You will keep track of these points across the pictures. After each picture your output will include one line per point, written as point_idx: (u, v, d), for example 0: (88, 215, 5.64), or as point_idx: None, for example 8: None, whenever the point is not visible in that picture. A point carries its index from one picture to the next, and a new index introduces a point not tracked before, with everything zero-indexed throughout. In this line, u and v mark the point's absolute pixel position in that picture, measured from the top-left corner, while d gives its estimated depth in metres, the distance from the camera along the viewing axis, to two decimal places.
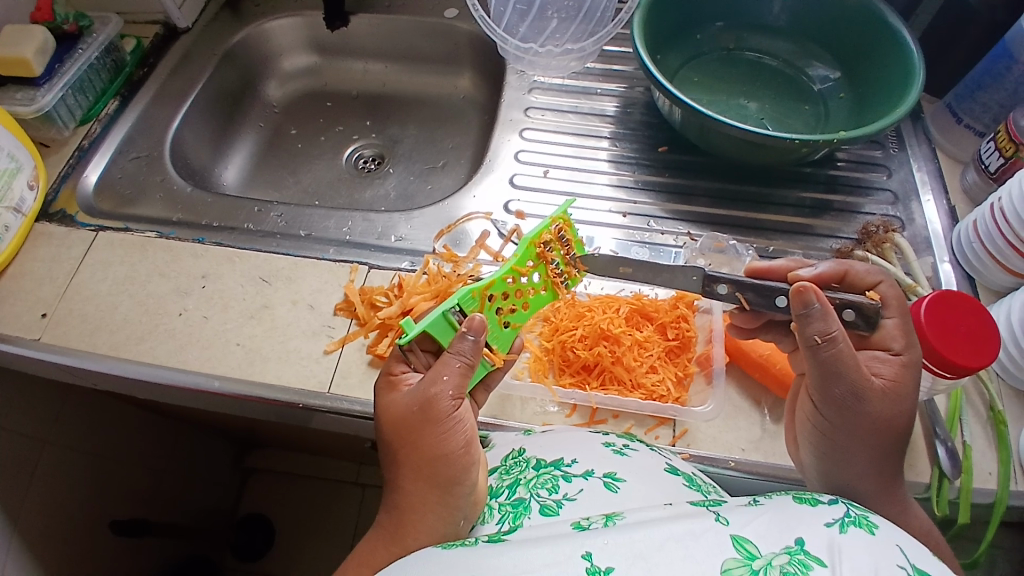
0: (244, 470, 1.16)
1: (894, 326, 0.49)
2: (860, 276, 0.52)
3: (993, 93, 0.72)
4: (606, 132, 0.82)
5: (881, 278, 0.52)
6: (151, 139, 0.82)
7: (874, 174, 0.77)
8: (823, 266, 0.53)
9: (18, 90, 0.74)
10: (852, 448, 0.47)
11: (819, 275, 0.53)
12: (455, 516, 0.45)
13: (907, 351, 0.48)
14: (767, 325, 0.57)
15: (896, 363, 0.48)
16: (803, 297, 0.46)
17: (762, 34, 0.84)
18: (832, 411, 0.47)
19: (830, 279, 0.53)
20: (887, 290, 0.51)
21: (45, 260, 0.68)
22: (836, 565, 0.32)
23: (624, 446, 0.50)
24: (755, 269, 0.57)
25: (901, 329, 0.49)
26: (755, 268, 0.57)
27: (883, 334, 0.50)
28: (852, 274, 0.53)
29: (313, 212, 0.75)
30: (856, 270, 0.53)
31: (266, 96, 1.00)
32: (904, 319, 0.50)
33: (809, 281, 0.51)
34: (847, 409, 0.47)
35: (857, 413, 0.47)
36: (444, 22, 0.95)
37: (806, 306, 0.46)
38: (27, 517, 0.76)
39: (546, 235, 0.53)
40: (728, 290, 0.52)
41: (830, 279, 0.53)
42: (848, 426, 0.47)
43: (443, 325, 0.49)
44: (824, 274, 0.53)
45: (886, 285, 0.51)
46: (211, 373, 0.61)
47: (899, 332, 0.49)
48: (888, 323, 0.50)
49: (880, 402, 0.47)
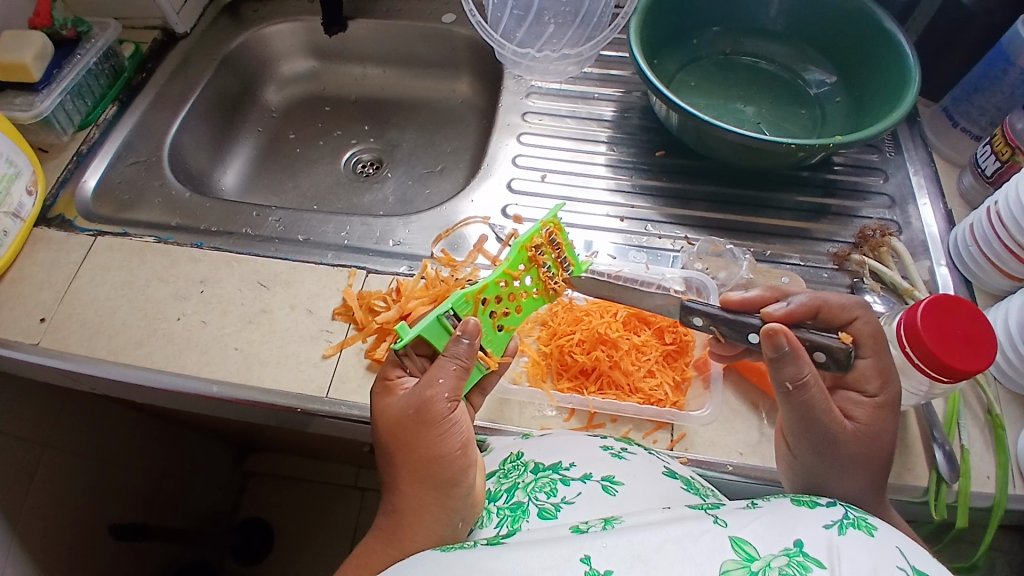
0: (243, 474, 1.16)
1: (869, 367, 0.49)
2: (831, 314, 0.51)
3: (990, 96, 0.73)
4: (604, 136, 0.82)
5: (856, 315, 0.51)
6: (151, 143, 0.82)
7: (871, 178, 0.77)
8: (796, 303, 0.52)
9: (17, 95, 0.74)
10: (831, 480, 0.47)
11: (790, 312, 0.51)
12: (452, 518, 0.44)
13: (881, 394, 0.49)
14: (747, 351, 0.57)
15: (869, 406, 0.48)
16: (773, 339, 0.45)
17: (759, 38, 0.84)
18: (807, 454, 0.47)
19: (801, 316, 0.51)
20: (861, 327, 0.50)
21: (44, 265, 0.69)
22: (835, 567, 0.32)
23: (623, 449, 0.50)
24: (728, 302, 0.55)
25: (877, 368, 0.49)
26: (728, 301, 0.55)
27: (858, 374, 0.50)
28: (823, 312, 0.52)
29: (311, 217, 0.75)
30: (827, 307, 0.51)
31: (265, 101, 1.00)
32: (880, 358, 0.49)
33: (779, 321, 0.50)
34: (823, 451, 0.47)
35: (832, 456, 0.46)
36: (442, 27, 0.95)
37: (778, 348, 0.45)
38: (25, 522, 0.76)
39: (537, 239, 0.54)
40: (704, 321, 0.53)
41: (804, 316, 0.51)
42: (823, 465, 0.47)
43: (437, 328, 0.49)
44: (797, 310, 0.51)
45: (862, 322, 0.51)
46: (209, 378, 0.61)
47: (873, 372, 0.49)
48: (864, 362, 0.50)
49: (856, 443, 0.47)
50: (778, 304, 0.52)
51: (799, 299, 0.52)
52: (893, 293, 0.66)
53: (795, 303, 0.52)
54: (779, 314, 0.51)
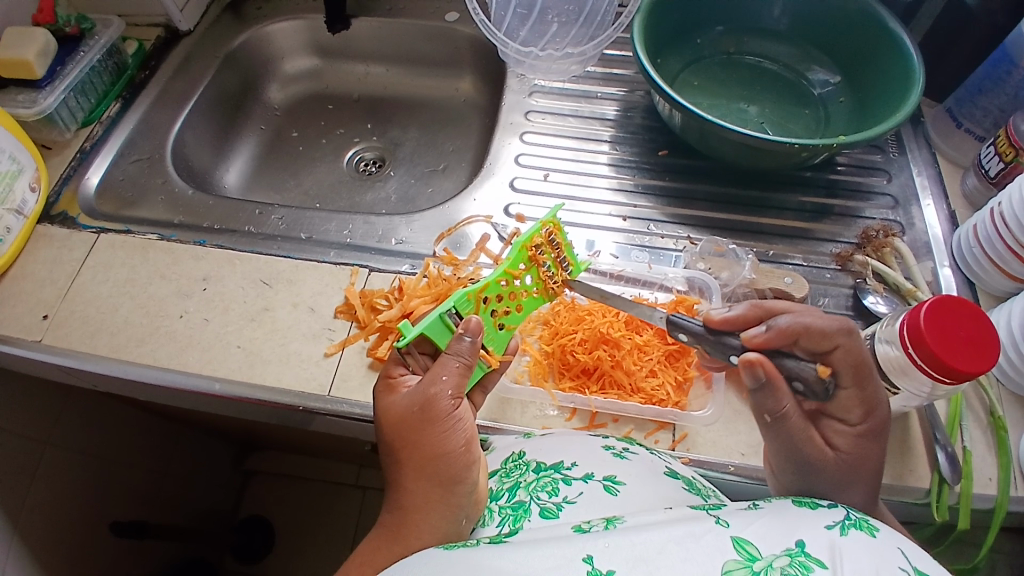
0: (244, 471, 1.16)
1: (852, 398, 0.48)
2: (811, 342, 0.48)
3: (994, 97, 0.72)
4: (606, 135, 0.82)
5: (837, 344, 0.47)
6: (154, 141, 0.82)
7: (875, 178, 0.77)
8: (776, 328, 0.48)
9: (21, 91, 0.74)
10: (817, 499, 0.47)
11: (766, 340, 0.48)
12: (457, 516, 0.45)
13: (863, 422, 0.48)
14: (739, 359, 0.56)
15: (852, 434, 0.48)
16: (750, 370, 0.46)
17: (763, 38, 0.84)
18: (788, 476, 0.48)
19: (780, 343, 0.48)
20: (841, 358, 0.47)
21: (47, 262, 0.69)
22: (837, 567, 0.32)
23: (624, 449, 0.50)
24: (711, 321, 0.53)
25: (857, 399, 0.48)
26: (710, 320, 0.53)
27: (839, 403, 0.49)
28: (804, 340, 0.48)
29: (314, 215, 0.75)
30: (807, 335, 0.47)
31: (268, 99, 1.00)
32: (859, 390, 0.47)
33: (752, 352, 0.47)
34: (802, 474, 0.47)
35: (812, 480, 0.47)
36: (445, 25, 0.95)
37: (756, 379, 0.46)
38: (27, 518, 0.76)
39: (538, 238, 0.54)
40: (688, 339, 0.53)
41: (783, 343, 0.48)
42: (803, 488, 0.48)
43: (440, 327, 0.49)
44: (776, 338, 0.48)
45: (841, 352, 0.47)
46: (211, 376, 0.61)
47: (854, 403, 0.48)
48: (845, 392, 0.48)
49: (837, 469, 0.47)
50: (757, 329, 0.49)
51: (780, 324, 0.48)
52: (895, 293, 0.66)
53: (775, 328, 0.48)
54: (758, 341, 0.49)
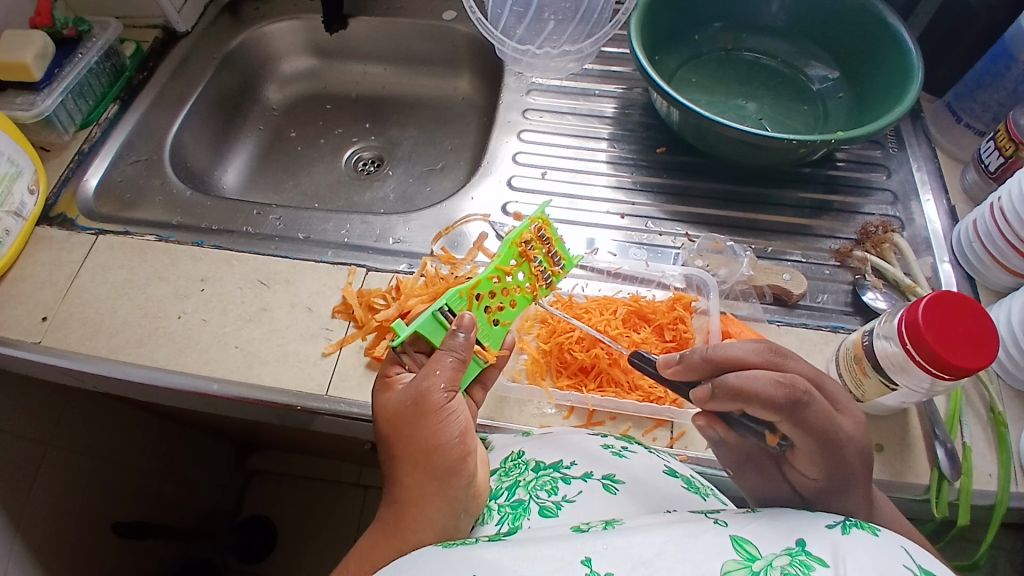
0: (246, 472, 1.16)
1: (804, 458, 0.43)
2: (758, 410, 0.42)
3: (993, 92, 0.72)
4: (605, 133, 0.81)
5: (779, 418, 0.42)
6: (152, 142, 0.82)
7: (874, 174, 0.76)
8: (720, 390, 0.43)
9: (18, 94, 0.74)
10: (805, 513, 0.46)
11: (711, 399, 0.44)
12: (456, 508, 0.44)
13: (824, 478, 0.44)
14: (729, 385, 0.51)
15: (811, 486, 0.45)
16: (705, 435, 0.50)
17: (761, 34, 0.84)
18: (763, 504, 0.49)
19: (727, 403, 0.44)
20: (784, 428, 0.42)
21: (46, 264, 0.69)
22: (839, 565, 0.32)
23: (623, 448, 0.50)
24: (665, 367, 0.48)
25: (809, 459, 0.43)
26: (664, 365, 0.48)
27: (797, 459, 0.45)
28: (750, 408, 0.42)
29: (312, 215, 0.75)
30: (751, 405, 0.42)
31: (266, 99, 1.00)
32: (807, 453, 0.43)
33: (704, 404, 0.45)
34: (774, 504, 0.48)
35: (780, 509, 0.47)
36: (442, 24, 0.95)
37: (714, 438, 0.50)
38: (28, 520, 0.76)
39: (526, 235, 0.54)
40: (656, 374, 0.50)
41: (733, 406, 0.44)
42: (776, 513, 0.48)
43: (433, 325, 0.49)
44: (722, 403, 0.44)
45: (785, 424, 0.42)
46: (209, 377, 0.61)
47: (807, 462, 0.44)
48: (799, 452, 0.44)
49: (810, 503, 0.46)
50: (703, 394, 0.45)
51: (723, 386, 0.43)
52: (895, 289, 0.66)
53: (719, 393, 0.43)
54: (706, 403, 0.45)
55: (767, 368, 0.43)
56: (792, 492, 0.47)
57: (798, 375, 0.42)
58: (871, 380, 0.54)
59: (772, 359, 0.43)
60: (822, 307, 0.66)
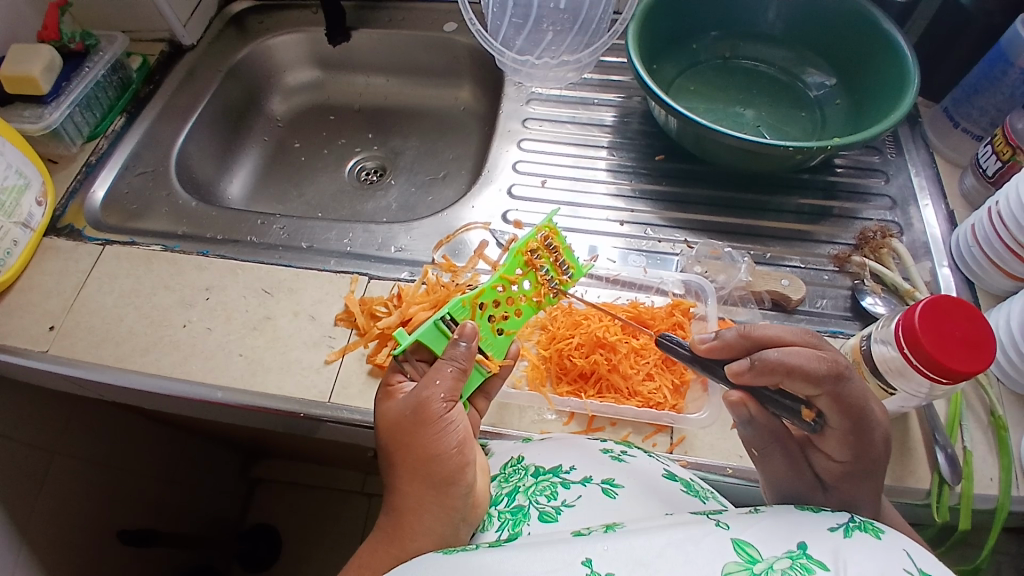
0: (249, 480, 1.16)
1: (838, 438, 0.44)
2: (795, 385, 0.43)
3: (990, 96, 0.72)
4: (605, 142, 0.82)
5: (819, 391, 0.42)
6: (157, 154, 0.83)
7: (873, 180, 0.77)
8: (760, 363, 0.43)
9: (27, 107, 0.76)
10: None
11: (751, 373, 0.44)
12: (453, 518, 0.44)
13: (851, 462, 0.44)
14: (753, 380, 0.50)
15: (837, 471, 0.45)
16: (734, 412, 0.48)
17: (758, 41, 0.85)
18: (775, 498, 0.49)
19: (763, 380, 0.43)
20: (825, 403, 0.43)
21: (53, 273, 0.70)
22: (839, 569, 0.32)
23: (623, 452, 0.51)
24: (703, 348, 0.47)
25: (841, 440, 0.44)
26: (699, 346, 0.48)
27: (826, 441, 0.45)
28: (787, 382, 0.43)
29: (315, 224, 0.76)
30: (790, 379, 0.42)
31: (270, 111, 1.02)
32: (844, 431, 0.43)
33: (741, 377, 0.44)
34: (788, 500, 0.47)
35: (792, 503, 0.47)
36: (443, 36, 0.96)
37: (742, 417, 0.48)
38: (34, 527, 0.77)
39: (533, 243, 0.54)
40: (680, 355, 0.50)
41: (767, 383, 0.44)
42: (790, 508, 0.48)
43: (435, 333, 0.50)
44: (758, 377, 0.44)
45: (826, 398, 0.42)
46: (214, 384, 0.62)
47: (839, 443, 0.44)
48: (833, 431, 0.44)
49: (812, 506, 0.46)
50: (739, 366, 0.44)
51: (764, 360, 0.43)
52: (894, 294, 0.66)
53: (758, 366, 0.43)
54: (740, 377, 0.44)
55: (806, 345, 0.45)
56: (810, 477, 0.47)
57: (837, 354, 0.43)
58: (870, 384, 0.55)
59: (809, 340, 0.45)
60: (821, 312, 0.66)
